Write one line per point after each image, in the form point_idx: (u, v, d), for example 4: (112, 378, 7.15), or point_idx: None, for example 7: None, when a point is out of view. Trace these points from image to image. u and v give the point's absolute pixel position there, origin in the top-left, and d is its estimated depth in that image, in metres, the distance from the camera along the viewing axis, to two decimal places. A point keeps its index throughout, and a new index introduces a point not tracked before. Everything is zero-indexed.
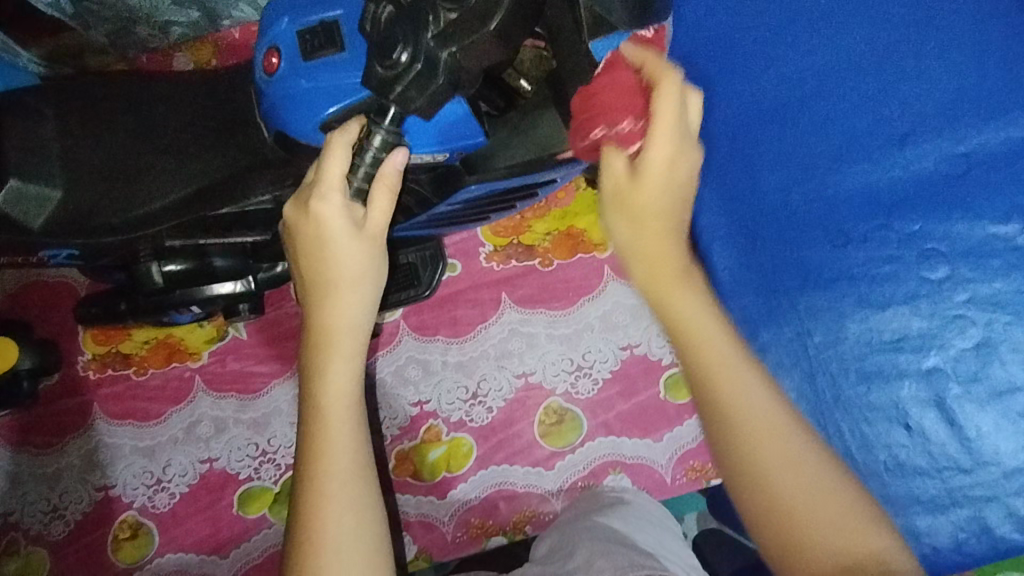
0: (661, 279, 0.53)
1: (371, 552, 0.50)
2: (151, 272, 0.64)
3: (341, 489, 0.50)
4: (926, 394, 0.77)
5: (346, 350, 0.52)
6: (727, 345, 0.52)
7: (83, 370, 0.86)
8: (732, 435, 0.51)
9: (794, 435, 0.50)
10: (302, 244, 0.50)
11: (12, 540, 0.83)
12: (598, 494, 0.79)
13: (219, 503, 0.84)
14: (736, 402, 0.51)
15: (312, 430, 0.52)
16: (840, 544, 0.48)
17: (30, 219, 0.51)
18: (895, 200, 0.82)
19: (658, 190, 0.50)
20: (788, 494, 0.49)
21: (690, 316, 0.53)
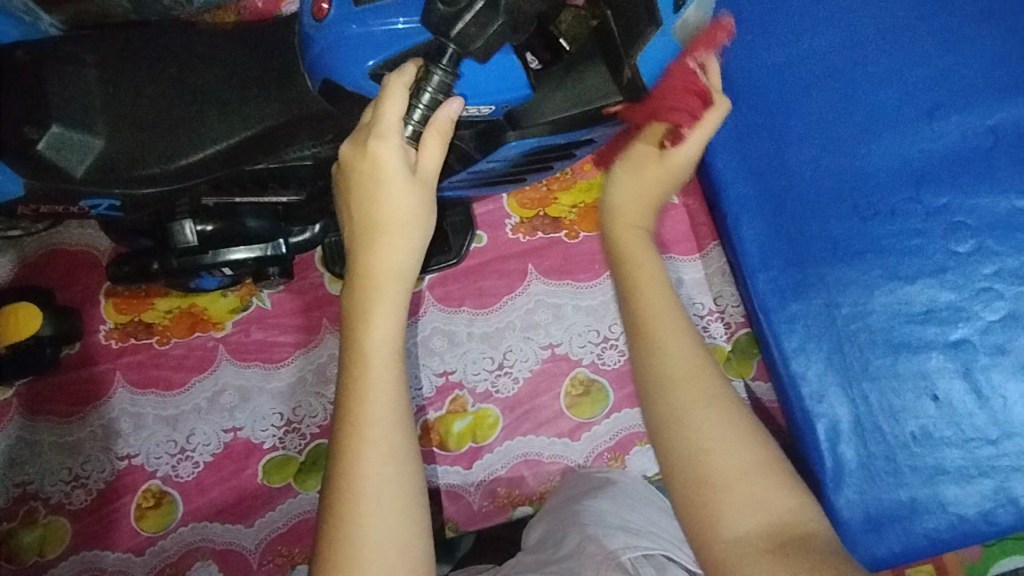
0: (622, 225, 0.64)
1: (409, 503, 0.48)
2: (184, 230, 0.63)
3: (382, 437, 0.48)
4: (953, 365, 0.78)
5: (392, 297, 0.49)
6: (674, 310, 0.60)
7: (104, 339, 0.85)
8: (676, 399, 0.56)
9: (723, 404, 0.55)
10: (351, 187, 0.48)
11: (31, 510, 0.82)
12: (587, 476, 0.78)
13: (243, 473, 0.83)
14: (676, 361, 0.57)
15: (352, 374, 0.49)
16: (756, 510, 0.51)
17: (73, 165, 0.51)
18: (923, 172, 0.82)
19: (676, 169, 0.63)
20: (719, 461, 0.53)
21: (639, 261, 0.62)
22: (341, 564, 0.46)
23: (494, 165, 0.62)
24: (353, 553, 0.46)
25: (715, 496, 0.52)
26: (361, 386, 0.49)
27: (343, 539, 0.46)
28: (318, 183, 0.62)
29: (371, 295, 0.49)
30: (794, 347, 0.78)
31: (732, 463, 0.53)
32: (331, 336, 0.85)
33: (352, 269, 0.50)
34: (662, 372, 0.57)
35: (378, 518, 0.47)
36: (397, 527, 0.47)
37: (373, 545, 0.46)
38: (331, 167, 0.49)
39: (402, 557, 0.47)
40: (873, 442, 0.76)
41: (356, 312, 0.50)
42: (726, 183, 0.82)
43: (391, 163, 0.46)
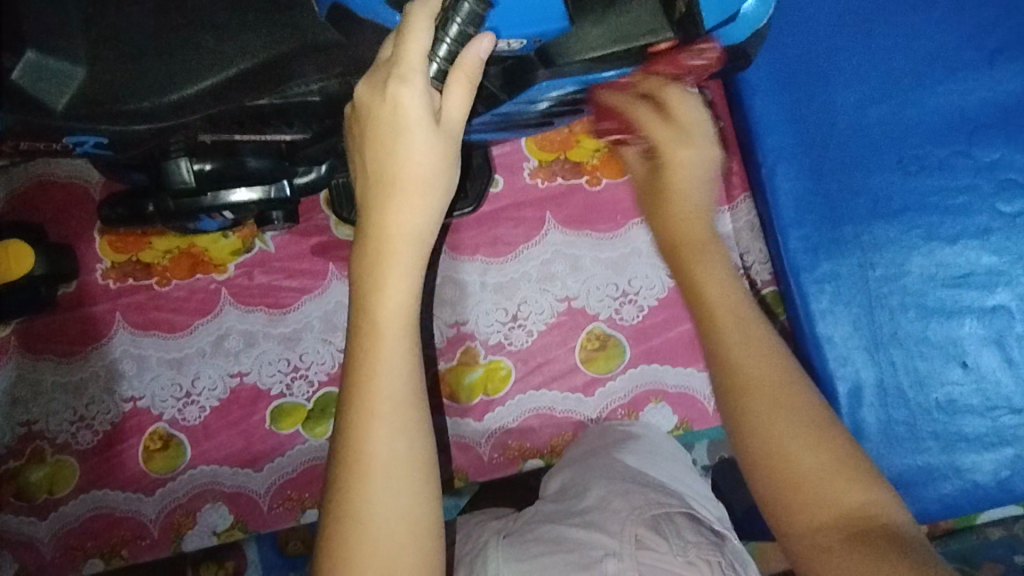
0: (683, 250, 0.57)
1: (417, 480, 0.45)
2: (179, 169, 0.57)
3: (392, 412, 0.45)
4: (986, 331, 0.75)
5: (406, 263, 0.45)
6: (729, 275, 0.56)
7: (102, 279, 0.82)
8: (753, 407, 0.50)
9: (802, 395, 0.51)
10: (367, 135, 0.43)
11: (37, 449, 0.81)
12: (609, 428, 0.77)
13: (252, 418, 0.82)
14: (731, 335, 0.53)
15: (361, 345, 0.45)
16: (831, 510, 0.47)
17: (52, 98, 0.45)
18: (977, 124, 0.76)
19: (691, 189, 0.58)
20: (800, 468, 0.48)
21: (715, 290, 0.55)
22: (346, 541, 0.44)
23: (518, 107, 0.56)
24: (360, 529, 0.44)
25: (810, 507, 0.48)
26: (371, 356, 0.45)
27: (351, 514, 0.44)
28: (324, 121, 0.56)
29: (382, 258, 0.44)
30: (821, 308, 0.75)
31: (811, 458, 0.48)
32: (338, 283, 0.82)
33: (363, 227, 0.45)
34: (724, 376, 0.52)
35: (387, 494, 0.44)
36: (406, 503, 0.45)
37: (381, 522, 0.44)
38: (345, 109, 0.44)
39: (411, 532, 0.45)
40: (895, 407, 0.75)
41: (367, 276, 0.45)
42: (763, 131, 0.76)
43: (414, 110, 0.41)
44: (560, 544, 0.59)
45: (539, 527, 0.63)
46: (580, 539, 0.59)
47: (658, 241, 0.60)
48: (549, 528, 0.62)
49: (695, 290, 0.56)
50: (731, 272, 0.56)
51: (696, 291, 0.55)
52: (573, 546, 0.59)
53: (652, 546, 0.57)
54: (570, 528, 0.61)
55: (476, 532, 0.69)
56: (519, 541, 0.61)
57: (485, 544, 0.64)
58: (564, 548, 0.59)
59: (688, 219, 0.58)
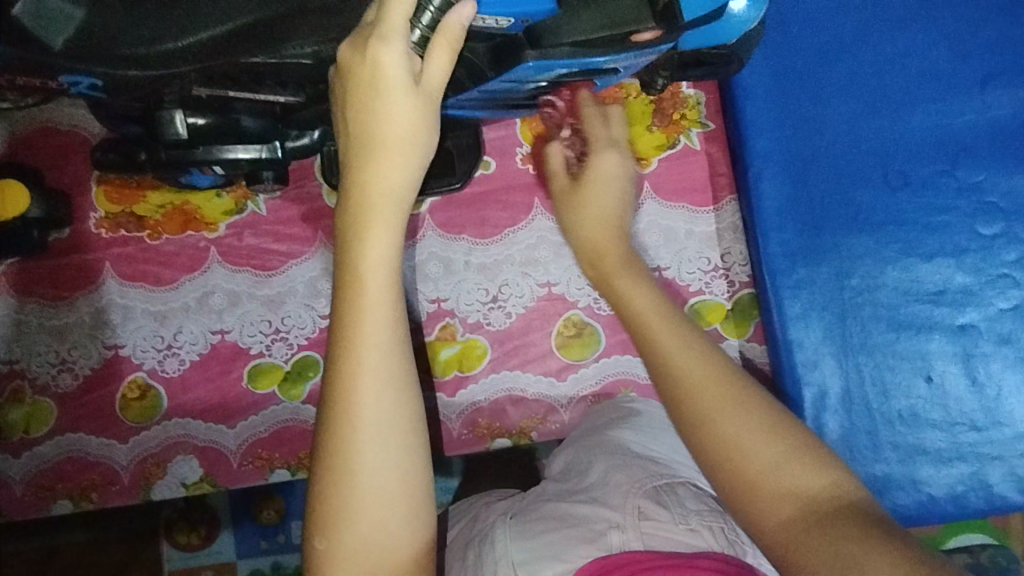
0: (608, 265, 0.65)
1: (404, 430, 0.47)
2: (175, 122, 0.58)
3: (379, 364, 0.46)
4: (954, 348, 0.76)
5: (391, 218, 0.46)
6: (658, 293, 0.61)
7: (94, 228, 0.83)
8: (709, 415, 0.51)
9: (750, 401, 0.51)
10: (351, 92, 0.44)
11: (17, 388, 0.82)
12: (619, 405, 0.79)
13: (229, 375, 0.83)
14: (685, 369, 0.54)
15: (346, 298, 0.46)
16: (785, 495, 0.47)
17: (49, 36, 0.46)
18: (963, 146, 0.77)
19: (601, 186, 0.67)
20: (752, 461, 0.48)
21: (645, 303, 0.60)
22: (337, 489, 0.46)
23: (504, 86, 0.57)
24: (350, 477, 0.46)
25: (768, 488, 0.47)
26: (356, 309, 0.46)
27: (340, 462, 0.46)
28: (318, 86, 0.58)
29: (367, 214, 0.46)
30: (795, 313, 0.76)
31: (763, 451, 0.49)
32: (324, 250, 0.84)
33: (347, 183, 0.46)
34: (675, 393, 0.53)
35: (376, 444, 0.46)
36: (394, 451, 0.47)
37: (371, 471, 0.46)
38: (331, 65, 0.45)
39: (399, 481, 0.47)
40: (858, 415, 0.76)
41: (351, 230, 0.46)
42: (751, 134, 0.77)
43: (394, 70, 0.42)
44: (564, 518, 0.60)
45: (543, 505, 0.64)
46: (583, 514, 0.60)
47: (581, 249, 0.67)
48: (554, 506, 0.63)
49: (642, 334, 0.58)
50: (652, 286, 0.62)
51: (627, 311, 0.60)
52: (577, 520, 0.59)
53: (653, 516, 0.58)
54: (574, 504, 0.62)
55: (482, 514, 0.69)
56: (525, 520, 0.62)
57: (491, 525, 0.64)
58: (568, 522, 0.59)
59: (603, 224, 0.66)
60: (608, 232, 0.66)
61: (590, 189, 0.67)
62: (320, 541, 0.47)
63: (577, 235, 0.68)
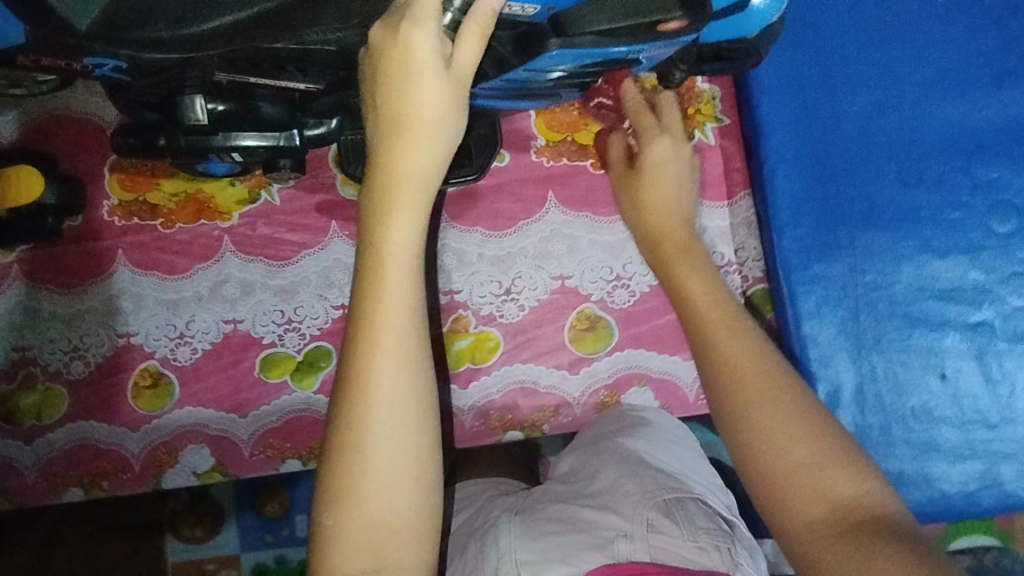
0: (663, 253, 0.73)
1: (418, 413, 0.48)
2: (195, 107, 0.58)
3: (397, 346, 0.48)
4: (968, 346, 0.76)
5: (414, 203, 0.47)
6: (718, 280, 0.68)
7: (107, 216, 0.83)
8: (748, 408, 0.57)
9: (791, 399, 0.57)
10: (381, 74, 0.44)
11: (29, 374, 0.82)
12: (625, 414, 0.78)
13: (241, 364, 0.83)
14: (728, 349, 0.61)
15: (367, 279, 0.48)
16: (823, 499, 0.52)
17: (76, 18, 0.46)
18: (979, 143, 0.77)
19: (660, 173, 0.75)
20: (789, 462, 0.54)
21: (705, 287, 0.67)
22: (350, 467, 0.47)
23: (526, 75, 0.57)
24: (363, 456, 0.47)
25: (802, 486, 0.53)
26: (376, 291, 0.47)
27: (353, 440, 0.47)
28: (339, 73, 0.58)
29: (392, 197, 0.47)
30: (809, 309, 0.76)
31: (798, 451, 0.54)
32: (337, 241, 0.84)
33: (373, 165, 0.47)
34: (709, 375, 0.60)
35: (390, 425, 0.47)
36: (407, 433, 0.48)
37: (384, 451, 0.47)
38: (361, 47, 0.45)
39: (409, 463, 0.48)
40: (871, 411, 0.76)
41: (376, 213, 0.47)
42: (767, 129, 0.77)
43: (425, 52, 0.43)
44: (573, 524, 0.63)
45: (549, 506, 0.66)
46: (593, 520, 0.63)
47: (640, 230, 0.76)
48: (560, 508, 0.65)
49: (696, 313, 0.65)
50: (711, 274, 0.69)
51: (681, 289, 0.69)
52: (585, 526, 0.62)
53: (662, 530, 0.61)
54: (582, 508, 0.65)
55: (487, 506, 0.72)
56: (529, 520, 0.65)
57: (496, 521, 0.66)
58: (577, 527, 0.62)
59: (667, 216, 0.74)
60: (671, 220, 0.74)
61: (648, 174, 0.75)
62: (327, 518, 0.48)
63: (643, 209, 0.76)
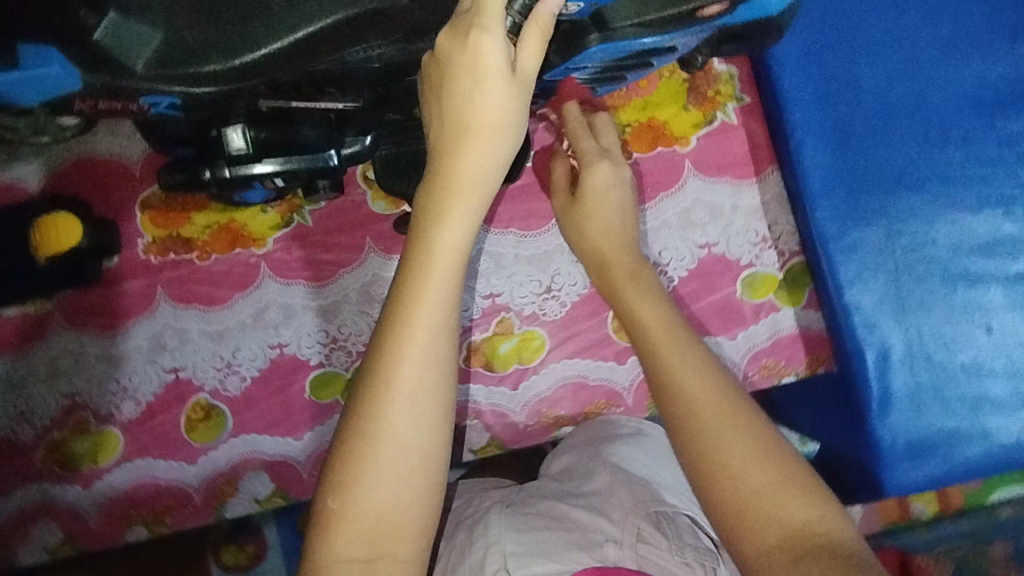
0: (612, 278, 0.72)
1: (437, 410, 0.51)
2: (237, 135, 0.59)
3: (429, 341, 0.49)
4: (1010, 298, 0.77)
5: (466, 203, 0.49)
6: (668, 307, 0.68)
7: (143, 254, 0.83)
8: (704, 432, 0.57)
9: (744, 425, 0.57)
10: (447, 81, 0.46)
11: (82, 419, 0.82)
12: (610, 423, 0.79)
13: (291, 388, 0.84)
14: (683, 376, 0.61)
15: (411, 273, 0.50)
16: (772, 525, 0.52)
17: (131, 59, 0.47)
18: (1002, 97, 0.78)
19: (597, 198, 0.74)
20: (744, 488, 0.54)
21: (653, 313, 0.67)
22: (366, 451, 0.49)
23: (564, 73, 0.58)
24: (380, 442, 0.49)
25: (752, 512, 0.53)
26: (419, 285, 0.49)
27: (370, 424, 0.49)
28: (377, 89, 0.58)
29: (448, 196, 0.49)
30: (849, 277, 0.77)
31: (753, 476, 0.54)
32: (374, 256, 0.84)
33: (433, 165, 0.49)
34: (671, 410, 0.60)
35: (409, 415, 0.50)
36: (423, 426, 0.50)
37: (399, 438, 0.50)
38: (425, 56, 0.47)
39: (420, 458, 0.50)
40: (922, 371, 0.77)
41: (429, 209, 0.49)
42: (790, 104, 0.78)
43: (493, 58, 0.44)
44: (561, 521, 0.63)
45: (540, 501, 0.66)
46: (582, 520, 0.63)
47: (587, 255, 0.75)
48: (551, 505, 0.65)
49: (647, 341, 0.65)
50: (663, 299, 0.69)
51: (634, 318, 0.68)
52: (573, 526, 0.62)
53: (651, 541, 0.60)
54: (573, 508, 0.65)
55: (477, 497, 0.71)
56: (519, 513, 0.64)
57: (486, 512, 0.66)
58: (565, 525, 0.62)
59: (605, 239, 0.73)
60: (613, 242, 0.73)
61: (590, 201, 0.74)
62: (333, 500, 0.50)
63: (581, 239, 0.75)
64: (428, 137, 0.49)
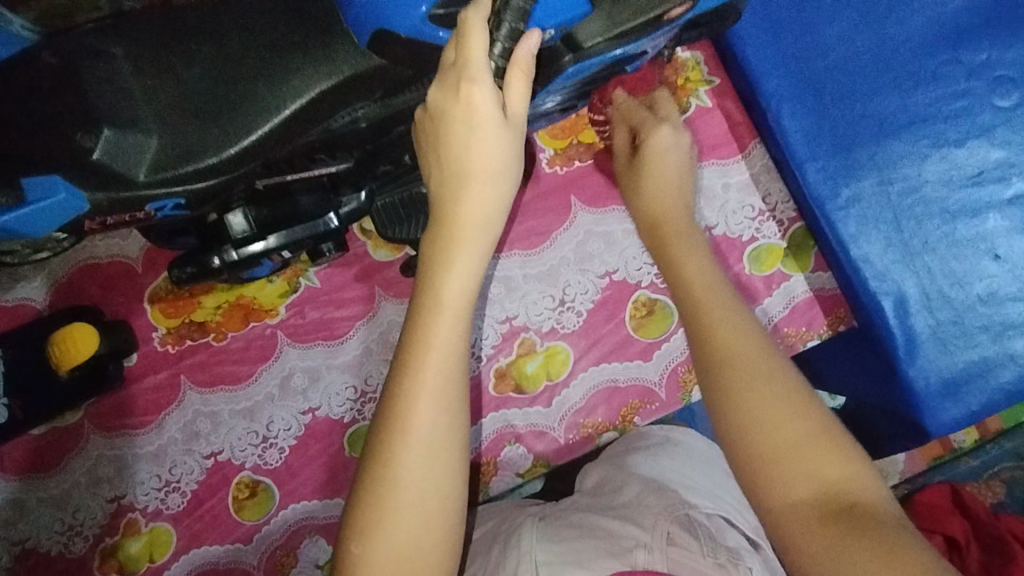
0: (665, 237, 0.71)
1: (457, 455, 0.51)
2: (237, 218, 0.62)
3: (441, 387, 0.50)
4: (1010, 223, 0.79)
5: (468, 248, 0.50)
6: (712, 265, 0.66)
7: (161, 346, 0.84)
8: (734, 383, 0.56)
9: (786, 381, 0.55)
10: (440, 132, 0.47)
11: (131, 521, 0.82)
12: (642, 434, 0.79)
13: (330, 449, 0.84)
14: (724, 331, 0.59)
15: (421, 320, 0.51)
16: (805, 477, 0.51)
17: (132, 170, 0.49)
18: (962, 31, 0.80)
19: (658, 161, 0.74)
20: (778, 440, 0.52)
21: (697, 271, 0.65)
22: (383, 499, 0.49)
23: (543, 96, 0.59)
24: (396, 489, 0.49)
25: (785, 463, 0.52)
26: (431, 332, 0.50)
27: (387, 472, 0.49)
28: (365, 147, 0.59)
29: (451, 244, 0.50)
30: (851, 233, 0.78)
31: (791, 429, 0.53)
32: (386, 303, 0.85)
33: (434, 214, 0.51)
34: (710, 359, 0.58)
35: (431, 463, 0.50)
36: (442, 473, 0.50)
37: (413, 483, 0.49)
38: (418, 110, 0.48)
39: (438, 496, 0.50)
40: (940, 310, 0.78)
41: (436, 258, 0.51)
42: (761, 77, 0.79)
43: (483, 106, 0.45)
44: (592, 531, 0.63)
45: (572, 514, 0.67)
46: (614, 529, 0.62)
47: (640, 218, 0.75)
48: (583, 517, 0.66)
49: (688, 294, 0.64)
50: (712, 261, 0.67)
51: (679, 273, 0.66)
52: (605, 534, 0.62)
53: (681, 543, 0.59)
54: (605, 518, 0.65)
55: (512, 514, 0.72)
56: (553, 525, 0.65)
57: (519, 525, 0.67)
58: (597, 535, 0.62)
59: (658, 198, 0.73)
60: (669, 201, 0.73)
61: (650, 160, 0.75)
62: (356, 545, 0.49)
63: (640, 207, 0.75)
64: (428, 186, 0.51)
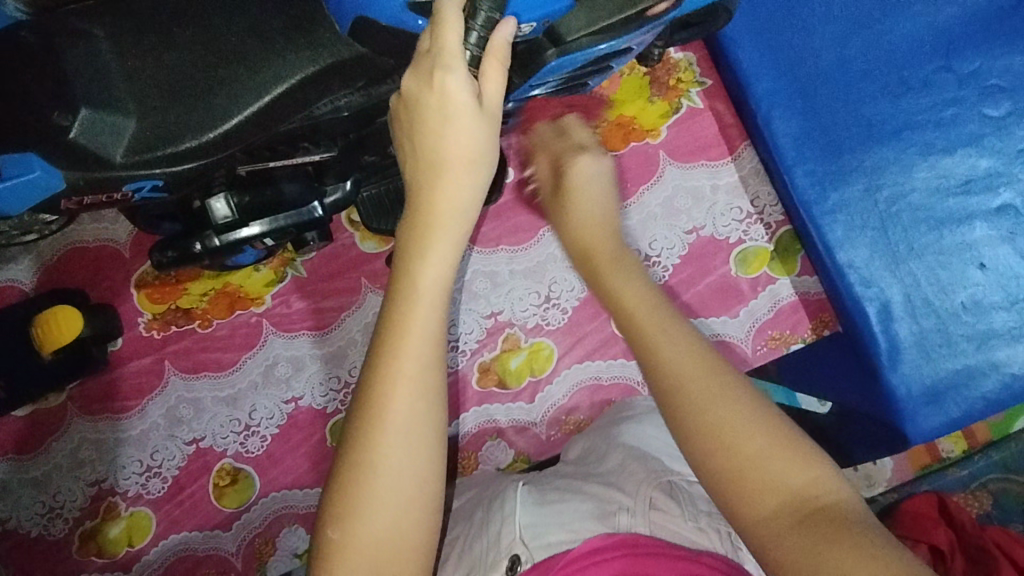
0: (594, 261, 0.63)
1: (433, 444, 0.50)
2: (221, 204, 0.62)
3: (417, 376, 0.50)
4: (997, 232, 0.78)
5: (446, 238, 0.50)
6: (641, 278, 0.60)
7: (146, 331, 0.84)
8: (685, 393, 0.50)
9: (739, 390, 0.50)
10: (416, 120, 0.47)
11: (111, 505, 0.83)
12: (625, 404, 0.80)
13: (312, 439, 0.85)
14: (669, 348, 0.53)
15: (396, 307, 0.51)
16: (770, 485, 0.45)
17: (110, 150, 0.49)
18: (953, 38, 0.80)
19: (582, 203, 0.67)
20: (742, 450, 0.47)
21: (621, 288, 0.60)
22: (359, 485, 0.49)
23: (527, 91, 0.59)
24: (371, 475, 0.49)
25: (749, 475, 0.46)
26: (407, 321, 0.50)
27: (366, 459, 0.49)
28: (349, 135, 0.59)
29: (428, 233, 0.50)
30: (838, 237, 0.78)
31: (748, 438, 0.47)
32: (372, 295, 0.85)
33: (411, 203, 0.50)
34: (661, 378, 0.51)
35: (406, 454, 0.49)
36: (418, 462, 0.50)
37: (390, 470, 0.49)
38: (394, 99, 0.48)
39: (421, 481, 0.50)
40: (924, 317, 0.78)
41: (413, 247, 0.51)
42: (750, 79, 0.79)
43: (459, 95, 0.45)
44: (576, 497, 0.62)
45: (557, 479, 0.68)
46: (596, 493, 0.62)
47: (571, 251, 0.66)
48: (568, 483, 0.66)
49: (619, 305, 0.58)
50: (643, 280, 0.60)
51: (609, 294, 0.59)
52: (589, 498, 0.61)
53: (663, 508, 0.57)
54: (590, 484, 0.64)
55: (492, 484, 0.72)
56: (540, 491, 0.65)
57: (506, 488, 0.68)
58: (580, 498, 0.62)
59: (593, 227, 0.65)
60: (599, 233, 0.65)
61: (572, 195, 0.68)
62: (335, 531, 0.49)
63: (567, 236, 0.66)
64: (405, 176, 0.51)
